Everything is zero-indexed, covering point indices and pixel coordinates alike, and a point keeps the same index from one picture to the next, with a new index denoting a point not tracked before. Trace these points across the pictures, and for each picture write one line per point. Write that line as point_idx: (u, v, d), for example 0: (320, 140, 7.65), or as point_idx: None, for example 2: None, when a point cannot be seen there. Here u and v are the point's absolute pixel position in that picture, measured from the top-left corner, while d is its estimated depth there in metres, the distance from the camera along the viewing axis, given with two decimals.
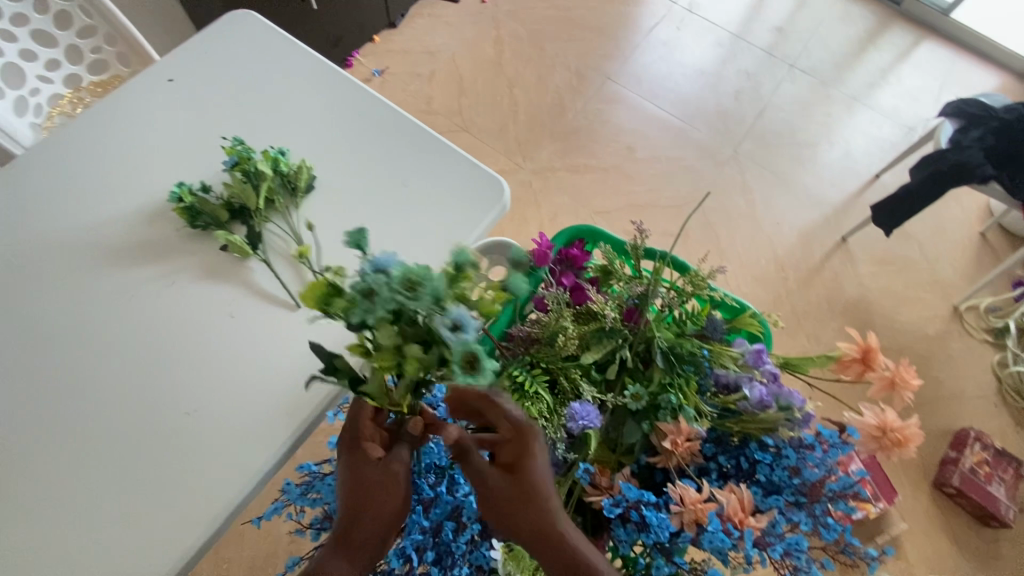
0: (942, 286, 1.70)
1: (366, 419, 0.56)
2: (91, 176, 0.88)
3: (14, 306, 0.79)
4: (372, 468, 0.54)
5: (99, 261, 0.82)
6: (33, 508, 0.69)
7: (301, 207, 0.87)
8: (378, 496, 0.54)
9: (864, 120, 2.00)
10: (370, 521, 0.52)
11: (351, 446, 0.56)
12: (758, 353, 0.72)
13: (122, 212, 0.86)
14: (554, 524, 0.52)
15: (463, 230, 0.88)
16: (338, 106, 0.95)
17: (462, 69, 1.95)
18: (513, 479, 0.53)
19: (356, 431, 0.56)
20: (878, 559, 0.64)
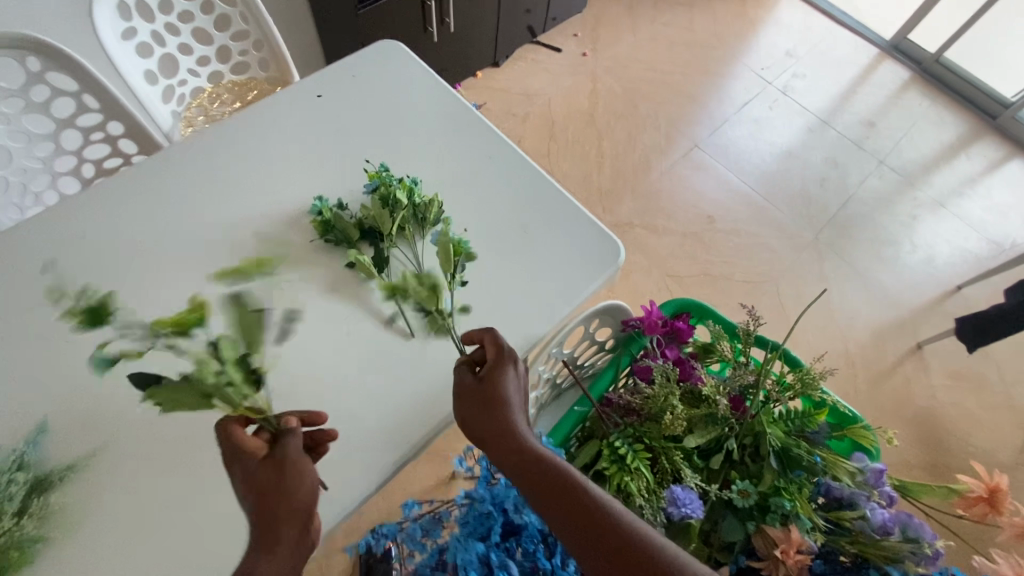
0: (1018, 414, 1.62)
1: (238, 434, 0.63)
2: (235, 175, 0.92)
3: (147, 289, 0.82)
4: (257, 466, 0.61)
5: (232, 259, 0.85)
6: (137, 493, 0.69)
7: (426, 237, 0.89)
8: (284, 484, 0.61)
9: (947, 227, 1.97)
10: (277, 498, 0.60)
11: (235, 461, 0.63)
12: (879, 473, 0.70)
13: (260, 215, 0.89)
14: (511, 427, 0.66)
15: (578, 285, 0.88)
16: (472, 145, 0.98)
17: (555, 115, 2.01)
18: (484, 385, 0.68)
19: (235, 445, 0.62)
20: None
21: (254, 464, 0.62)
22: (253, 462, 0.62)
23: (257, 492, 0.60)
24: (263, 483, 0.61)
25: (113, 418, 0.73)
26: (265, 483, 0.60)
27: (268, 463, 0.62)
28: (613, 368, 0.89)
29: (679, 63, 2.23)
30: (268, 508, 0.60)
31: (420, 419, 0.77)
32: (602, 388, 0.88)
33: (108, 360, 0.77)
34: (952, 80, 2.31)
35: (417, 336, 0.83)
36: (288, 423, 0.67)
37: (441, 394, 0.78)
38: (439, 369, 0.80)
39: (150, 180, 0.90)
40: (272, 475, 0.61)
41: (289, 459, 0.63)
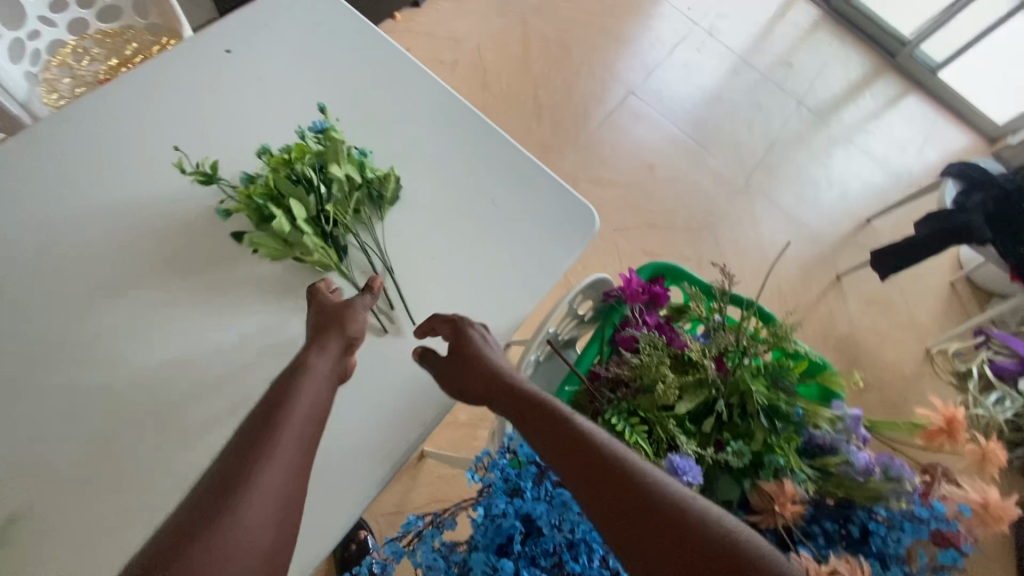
0: (917, 329, 1.84)
1: (321, 284, 0.72)
2: (141, 167, 0.79)
3: (78, 318, 0.72)
4: (329, 304, 0.69)
5: (161, 272, 0.76)
6: (115, 544, 0.65)
7: (386, 219, 0.78)
8: (340, 318, 0.67)
9: (857, 163, 2.10)
10: (334, 328, 0.66)
11: (309, 299, 0.70)
12: (858, 419, 0.75)
13: (187, 217, 0.79)
14: (499, 375, 0.65)
15: (556, 258, 0.82)
16: (421, 106, 0.86)
17: (486, 62, 1.87)
18: (458, 351, 0.67)
19: (313, 290, 0.71)
20: None
21: (324, 302, 0.69)
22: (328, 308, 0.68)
23: (325, 330, 0.66)
24: (332, 324, 0.67)
25: (54, 465, 0.67)
26: (329, 316, 0.67)
27: (339, 312, 0.68)
28: (598, 341, 0.88)
29: (607, 3, 2.14)
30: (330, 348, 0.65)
31: (402, 425, 0.71)
32: (588, 360, 0.88)
33: (32, 400, 0.69)
34: (856, 19, 2.41)
35: (390, 332, 0.74)
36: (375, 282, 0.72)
37: (423, 395, 0.71)
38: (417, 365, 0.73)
39: (38, 184, 0.76)
40: (335, 318, 0.67)
41: (355, 309, 0.69)
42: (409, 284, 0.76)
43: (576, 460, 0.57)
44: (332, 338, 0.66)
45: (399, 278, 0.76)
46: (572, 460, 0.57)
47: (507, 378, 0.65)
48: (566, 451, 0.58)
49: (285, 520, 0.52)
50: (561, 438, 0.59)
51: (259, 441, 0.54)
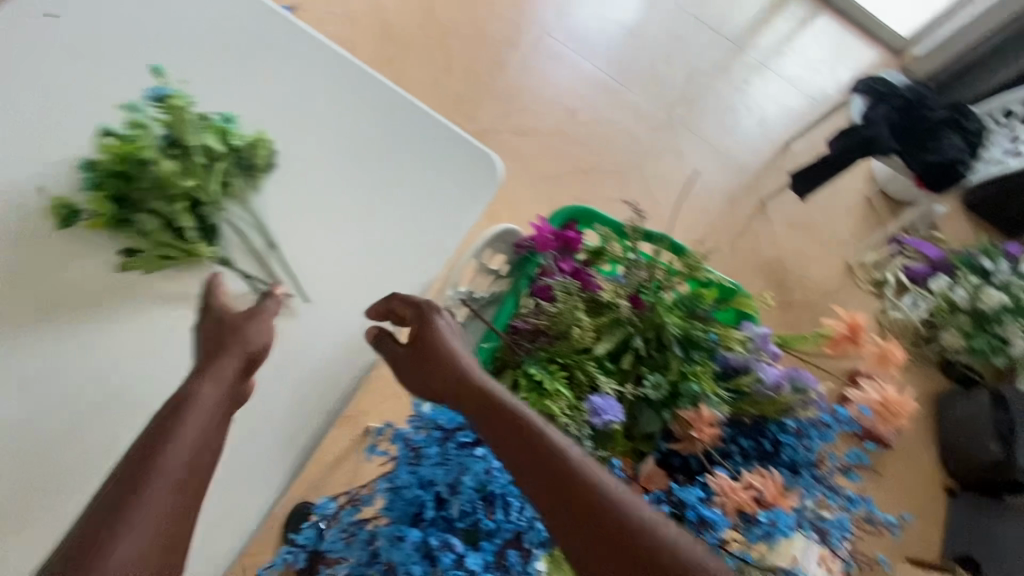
0: (838, 245, 1.92)
1: (215, 293, 0.65)
2: None
3: None
4: (227, 316, 0.63)
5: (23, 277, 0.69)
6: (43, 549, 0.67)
7: (262, 190, 0.71)
8: (237, 333, 0.62)
9: (774, 88, 2.12)
10: (229, 345, 0.61)
11: (205, 311, 0.64)
12: (765, 336, 0.76)
13: (36, 213, 0.70)
14: (460, 367, 0.62)
15: (458, 214, 0.76)
16: (288, 59, 0.76)
17: (387, 11, 1.73)
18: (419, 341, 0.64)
19: (207, 300, 0.64)
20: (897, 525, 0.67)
21: (220, 316, 0.63)
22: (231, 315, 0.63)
23: (220, 339, 0.61)
24: (223, 334, 0.62)
25: None
26: (224, 331, 0.62)
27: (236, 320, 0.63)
28: (514, 294, 0.84)
29: None
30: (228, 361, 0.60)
31: (309, 407, 0.68)
32: (506, 316, 0.84)
33: None
34: None
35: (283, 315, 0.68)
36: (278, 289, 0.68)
37: (328, 373, 0.68)
38: (317, 347, 0.68)
39: None
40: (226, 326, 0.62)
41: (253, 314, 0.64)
42: (297, 257, 0.70)
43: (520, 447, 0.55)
44: (225, 356, 0.60)
45: (285, 255, 0.70)
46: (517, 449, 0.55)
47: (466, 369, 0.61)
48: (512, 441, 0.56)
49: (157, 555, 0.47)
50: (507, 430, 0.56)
51: (131, 489, 0.49)
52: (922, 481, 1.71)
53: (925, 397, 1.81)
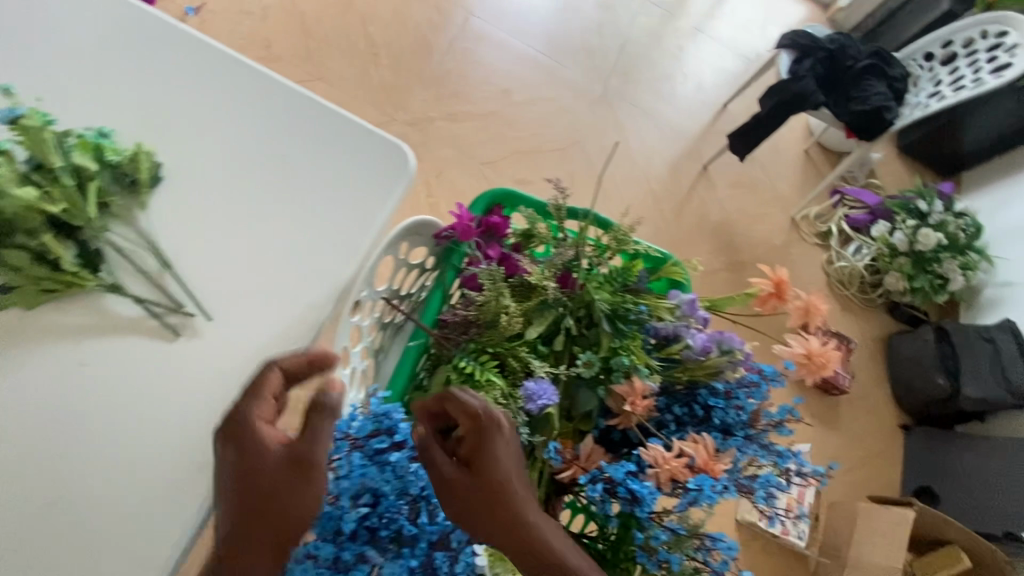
0: (782, 202, 1.96)
1: (255, 425, 0.49)
2: None
3: None
4: (270, 466, 0.49)
5: None
6: None
7: (149, 207, 0.67)
8: (280, 496, 0.48)
9: (707, 51, 2.12)
10: (267, 511, 0.48)
11: (235, 449, 0.49)
12: (692, 302, 0.76)
13: None
14: (516, 510, 0.51)
15: (367, 209, 0.73)
16: (171, 67, 0.73)
17: (301, 5, 1.65)
18: (470, 470, 0.52)
19: (238, 438, 0.49)
20: (827, 475, 0.67)
21: (259, 462, 0.48)
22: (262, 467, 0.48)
23: (250, 498, 0.48)
24: (253, 487, 0.48)
25: None
26: (261, 492, 0.48)
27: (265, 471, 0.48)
28: (441, 288, 0.82)
29: None
30: (261, 529, 0.48)
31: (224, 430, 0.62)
32: (435, 311, 0.83)
33: None
34: None
35: (184, 334, 0.64)
36: (321, 401, 0.48)
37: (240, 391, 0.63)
38: (224, 365, 0.64)
39: None
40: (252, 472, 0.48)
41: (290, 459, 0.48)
42: (194, 274, 0.66)
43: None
44: (258, 526, 0.48)
45: (182, 272, 0.66)
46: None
47: (524, 514, 0.51)
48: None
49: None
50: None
51: None
52: (879, 420, 1.77)
53: (876, 339, 1.88)
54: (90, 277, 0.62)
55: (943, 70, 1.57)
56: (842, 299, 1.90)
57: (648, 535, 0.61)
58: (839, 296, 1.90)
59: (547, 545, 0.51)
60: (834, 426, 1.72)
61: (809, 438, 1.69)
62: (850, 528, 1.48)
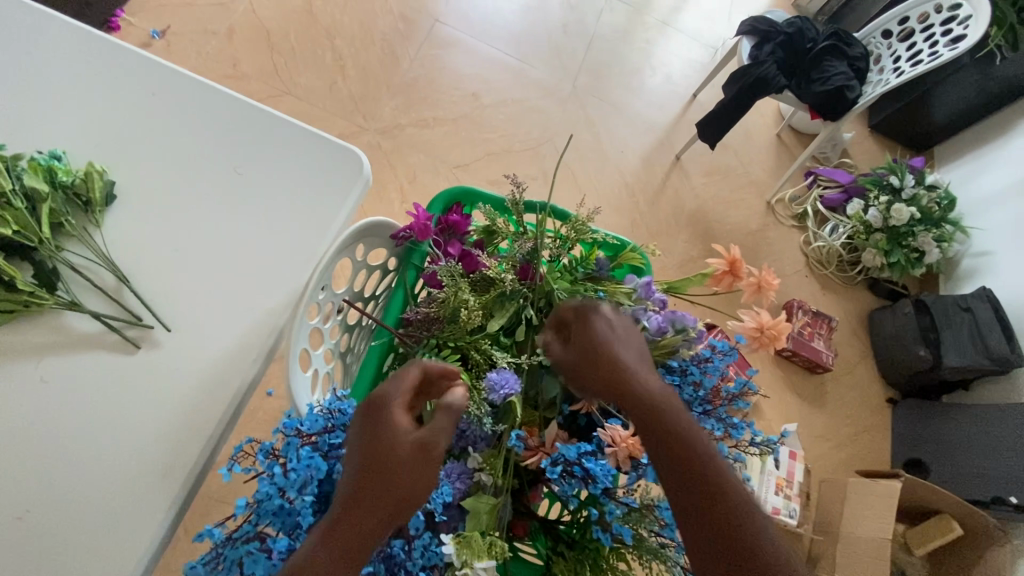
0: (757, 186, 1.98)
1: (394, 396, 0.53)
2: None
3: None
4: (402, 437, 0.50)
5: None
6: None
7: (104, 225, 0.68)
8: (404, 468, 0.48)
9: (674, 43, 2.14)
10: (386, 479, 0.48)
11: (375, 414, 0.51)
12: (648, 285, 0.77)
13: None
14: (626, 370, 0.54)
15: (324, 214, 0.74)
16: (121, 87, 0.74)
17: (266, 22, 1.67)
18: (580, 344, 0.58)
19: (382, 398, 0.53)
20: (779, 442, 0.71)
21: (391, 427, 0.51)
22: (399, 453, 0.49)
23: (376, 459, 0.49)
24: (386, 470, 0.48)
25: None
26: (385, 456, 0.49)
27: (403, 454, 0.49)
28: (404, 288, 0.84)
29: None
30: (375, 497, 0.47)
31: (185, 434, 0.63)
32: (398, 312, 0.84)
33: None
34: None
35: (144, 346, 0.65)
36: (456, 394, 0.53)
37: (202, 396, 0.64)
38: (188, 373, 0.65)
39: None
40: (384, 451, 0.49)
41: (429, 450, 0.50)
42: (151, 288, 0.67)
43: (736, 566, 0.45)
44: (375, 491, 0.47)
45: (140, 287, 0.67)
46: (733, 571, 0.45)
47: (633, 375, 0.53)
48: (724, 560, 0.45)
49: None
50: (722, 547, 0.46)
51: None
52: (865, 396, 1.79)
53: (858, 316, 1.89)
54: (46, 296, 0.62)
55: (900, 47, 1.60)
56: (821, 278, 1.91)
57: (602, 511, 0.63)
58: (818, 276, 1.92)
59: (667, 405, 0.51)
60: (820, 404, 1.74)
61: (796, 418, 1.70)
62: (840, 503, 1.49)
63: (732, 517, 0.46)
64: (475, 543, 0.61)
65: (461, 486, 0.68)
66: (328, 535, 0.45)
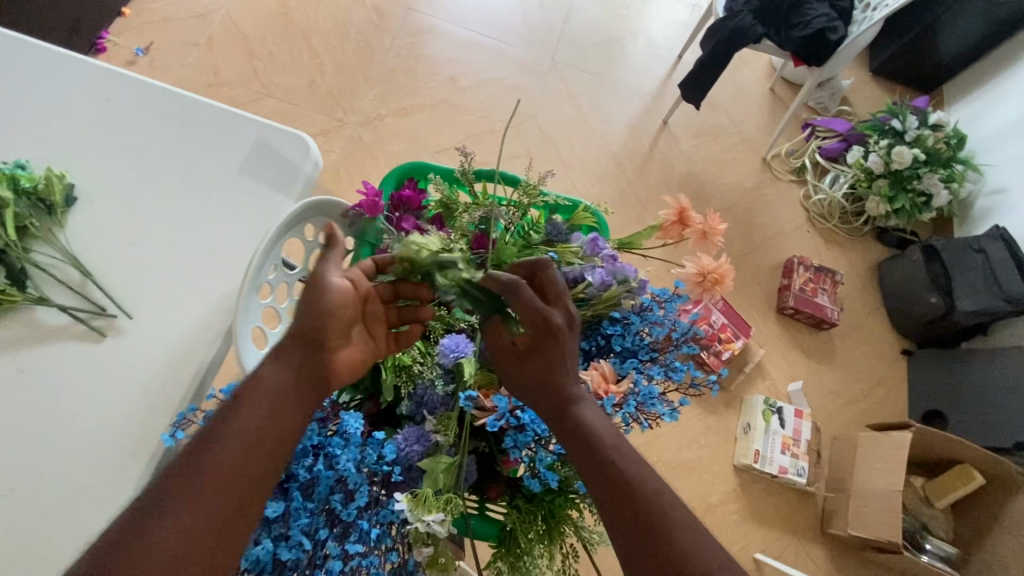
0: (751, 144, 1.92)
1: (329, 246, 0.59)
2: None
3: None
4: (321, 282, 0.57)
5: None
6: None
7: (67, 225, 0.73)
8: (321, 304, 0.56)
9: (656, 5, 2.09)
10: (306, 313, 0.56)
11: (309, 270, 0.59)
12: (593, 241, 0.73)
13: None
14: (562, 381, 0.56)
15: (274, 199, 0.77)
16: (78, 97, 0.78)
17: (243, 28, 1.72)
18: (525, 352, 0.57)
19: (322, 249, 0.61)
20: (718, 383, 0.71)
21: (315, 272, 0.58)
22: (324, 290, 0.56)
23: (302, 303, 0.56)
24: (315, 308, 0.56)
25: None
26: (310, 300, 0.56)
27: (331, 295, 0.56)
28: None
29: None
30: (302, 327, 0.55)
31: (151, 414, 0.67)
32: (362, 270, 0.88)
33: None
34: None
35: (110, 334, 0.69)
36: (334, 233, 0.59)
37: (166, 377, 0.68)
38: (150, 356, 0.69)
39: None
40: (326, 298, 0.56)
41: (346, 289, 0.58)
42: (113, 280, 0.71)
43: (603, 479, 0.52)
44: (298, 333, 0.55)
45: (103, 280, 0.71)
46: (610, 515, 0.51)
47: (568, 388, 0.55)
48: (617, 521, 0.51)
49: (195, 548, 0.44)
50: (594, 471, 0.53)
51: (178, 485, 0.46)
52: (877, 349, 1.73)
53: (866, 269, 1.83)
54: (22, 297, 0.68)
55: None
56: (825, 232, 1.85)
57: (535, 459, 0.65)
58: (822, 230, 1.85)
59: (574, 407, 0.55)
60: (829, 361, 1.69)
61: (805, 376, 1.65)
62: (851, 458, 1.45)
63: (610, 473, 0.52)
64: (426, 499, 0.61)
65: (420, 448, 0.67)
66: (277, 364, 0.53)
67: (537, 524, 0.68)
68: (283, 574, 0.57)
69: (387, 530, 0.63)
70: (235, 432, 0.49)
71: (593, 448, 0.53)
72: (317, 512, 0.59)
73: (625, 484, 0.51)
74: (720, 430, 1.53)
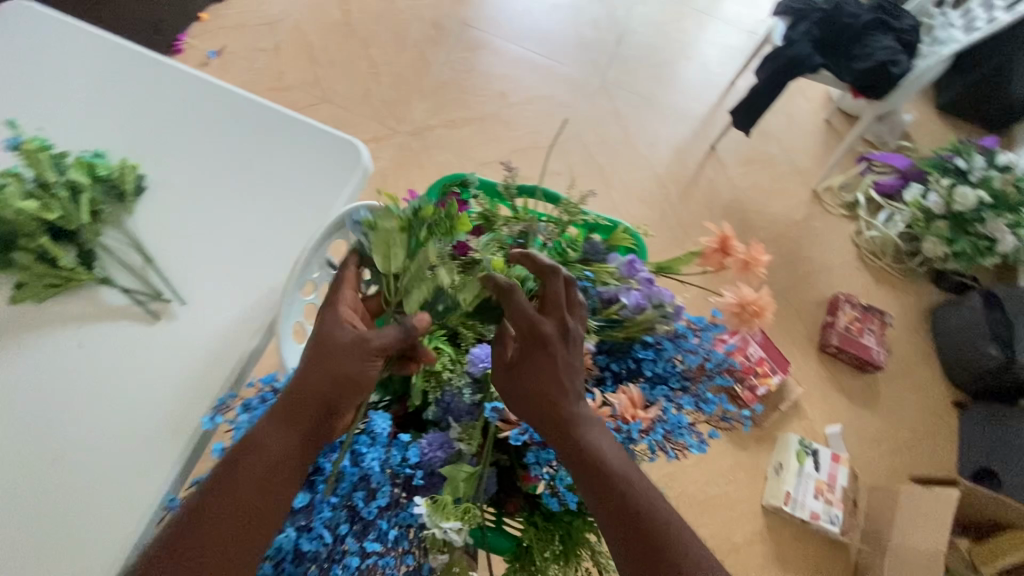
0: (801, 175, 1.87)
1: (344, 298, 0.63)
2: None
3: None
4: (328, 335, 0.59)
5: None
6: None
7: (134, 213, 0.78)
8: (318, 360, 0.58)
9: (711, 31, 2.08)
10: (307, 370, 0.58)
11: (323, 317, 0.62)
12: (631, 262, 0.72)
13: None
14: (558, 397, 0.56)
15: (324, 201, 0.80)
16: (155, 95, 0.84)
17: (308, 37, 1.81)
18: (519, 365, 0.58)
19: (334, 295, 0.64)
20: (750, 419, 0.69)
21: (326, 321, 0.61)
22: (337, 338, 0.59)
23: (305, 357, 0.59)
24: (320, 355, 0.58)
25: None
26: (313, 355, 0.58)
27: (340, 349, 0.58)
28: None
29: None
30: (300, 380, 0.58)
31: (194, 396, 0.70)
32: None
33: None
34: None
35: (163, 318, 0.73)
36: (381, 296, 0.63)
37: (211, 362, 0.72)
38: (197, 342, 0.73)
39: None
40: (331, 355, 0.58)
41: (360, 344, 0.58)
42: (171, 268, 0.76)
43: (612, 505, 0.52)
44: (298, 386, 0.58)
45: (161, 267, 0.76)
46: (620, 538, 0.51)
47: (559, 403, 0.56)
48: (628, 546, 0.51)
49: None
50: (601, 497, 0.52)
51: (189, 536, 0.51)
52: (926, 398, 1.63)
53: (919, 312, 1.74)
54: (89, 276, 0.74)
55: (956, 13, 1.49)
56: (875, 271, 1.78)
57: (556, 477, 0.65)
58: (872, 268, 1.78)
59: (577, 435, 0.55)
60: (873, 405, 1.60)
61: (845, 419, 1.58)
62: (890, 511, 1.37)
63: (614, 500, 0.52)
64: (445, 506, 0.60)
65: (443, 454, 0.66)
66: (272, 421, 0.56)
67: (554, 544, 0.67)
68: (302, 564, 0.59)
69: (405, 533, 0.63)
70: (235, 485, 0.53)
71: (597, 478, 0.53)
72: (339, 508, 0.60)
73: (633, 509, 0.51)
74: (750, 466, 1.47)
